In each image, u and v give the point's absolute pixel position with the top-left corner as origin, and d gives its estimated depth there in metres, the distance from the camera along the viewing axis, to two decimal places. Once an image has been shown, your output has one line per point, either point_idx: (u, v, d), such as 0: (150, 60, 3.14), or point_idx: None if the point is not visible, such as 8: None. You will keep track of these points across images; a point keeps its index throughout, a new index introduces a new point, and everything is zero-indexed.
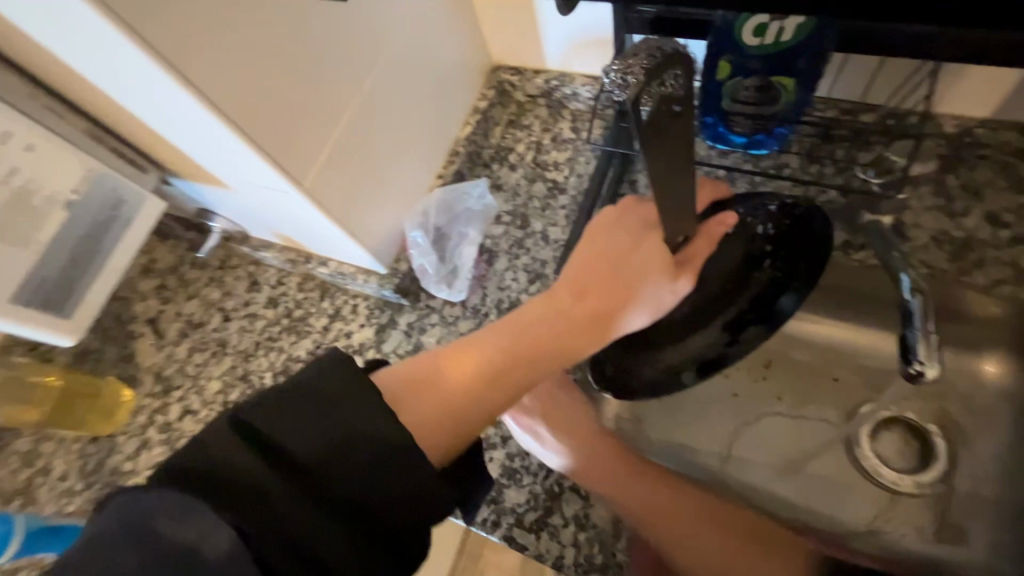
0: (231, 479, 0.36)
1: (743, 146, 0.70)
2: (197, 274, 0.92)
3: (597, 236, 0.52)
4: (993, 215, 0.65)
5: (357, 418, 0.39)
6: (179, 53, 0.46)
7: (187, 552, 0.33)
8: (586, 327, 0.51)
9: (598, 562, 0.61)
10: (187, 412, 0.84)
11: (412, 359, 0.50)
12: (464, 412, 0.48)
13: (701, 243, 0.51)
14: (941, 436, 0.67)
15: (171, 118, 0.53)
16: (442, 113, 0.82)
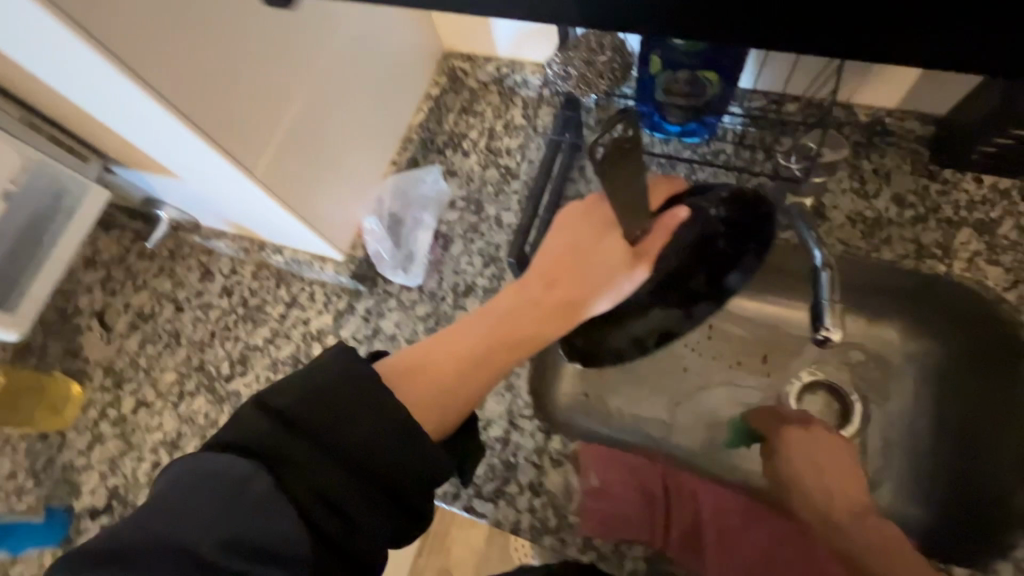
0: (265, 447, 0.41)
1: (678, 134, 0.75)
2: (146, 265, 0.90)
3: (565, 230, 0.54)
4: (899, 196, 0.72)
5: (358, 402, 0.43)
6: (117, 39, 0.45)
7: (239, 495, 0.39)
8: (558, 312, 0.53)
9: (552, 524, 0.65)
10: (141, 404, 0.83)
11: (403, 353, 0.53)
12: (455, 392, 0.51)
13: (659, 232, 0.52)
14: (859, 400, 0.75)
15: (110, 104, 0.52)
16: (394, 99, 0.82)
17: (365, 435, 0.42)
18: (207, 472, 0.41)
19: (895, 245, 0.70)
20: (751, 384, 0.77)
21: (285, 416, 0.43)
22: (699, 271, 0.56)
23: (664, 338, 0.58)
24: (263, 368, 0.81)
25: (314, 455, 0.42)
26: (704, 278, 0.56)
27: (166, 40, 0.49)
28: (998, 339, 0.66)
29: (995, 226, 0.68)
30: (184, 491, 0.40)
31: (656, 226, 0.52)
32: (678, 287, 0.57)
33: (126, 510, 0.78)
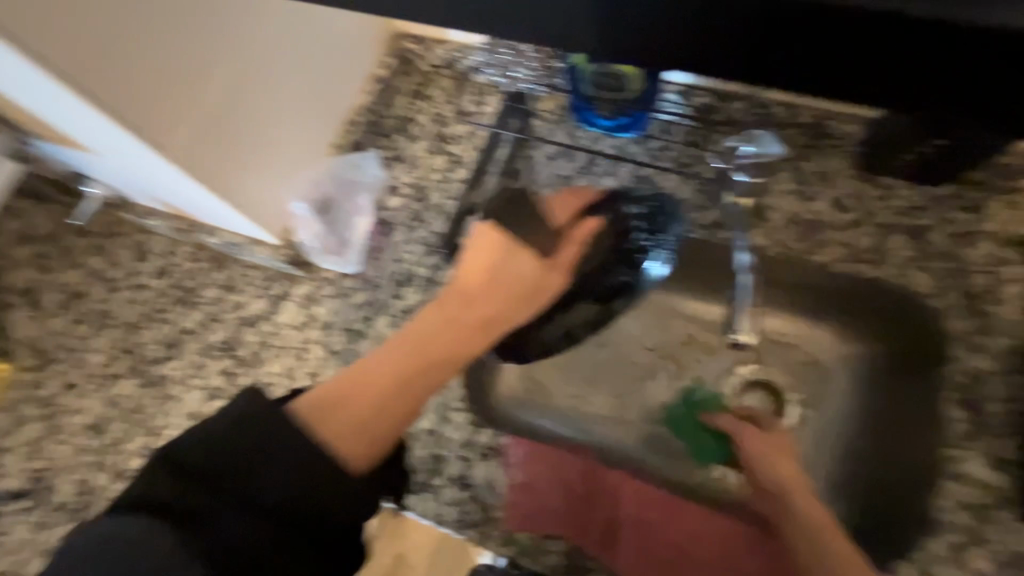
0: (168, 504, 0.39)
1: (609, 128, 0.76)
2: (77, 241, 0.87)
3: (478, 250, 0.55)
4: (839, 200, 0.72)
5: (270, 446, 0.41)
6: (3, 11, 0.43)
7: (137, 560, 0.37)
8: (482, 329, 0.52)
9: (475, 517, 0.65)
10: (67, 386, 0.80)
11: (309, 396, 0.46)
12: (376, 420, 0.46)
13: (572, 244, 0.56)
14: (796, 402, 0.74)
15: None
16: (334, 80, 0.80)
17: (266, 476, 0.41)
18: (109, 535, 0.38)
19: (829, 249, 0.71)
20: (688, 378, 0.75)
21: (192, 466, 0.40)
22: (620, 266, 0.60)
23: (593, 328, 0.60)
24: (195, 353, 0.79)
25: (224, 507, 0.40)
26: (626, 275, 0.60)
27: (62, 13, 0.46)
28: (924, 343, 0.66)
29: (927, 232, 0.69)
30: (88, 558, 0.37)
31: (567, 239, 0.56)
32: (602, 286, 0.59)
33: (47, 494, 0.75)
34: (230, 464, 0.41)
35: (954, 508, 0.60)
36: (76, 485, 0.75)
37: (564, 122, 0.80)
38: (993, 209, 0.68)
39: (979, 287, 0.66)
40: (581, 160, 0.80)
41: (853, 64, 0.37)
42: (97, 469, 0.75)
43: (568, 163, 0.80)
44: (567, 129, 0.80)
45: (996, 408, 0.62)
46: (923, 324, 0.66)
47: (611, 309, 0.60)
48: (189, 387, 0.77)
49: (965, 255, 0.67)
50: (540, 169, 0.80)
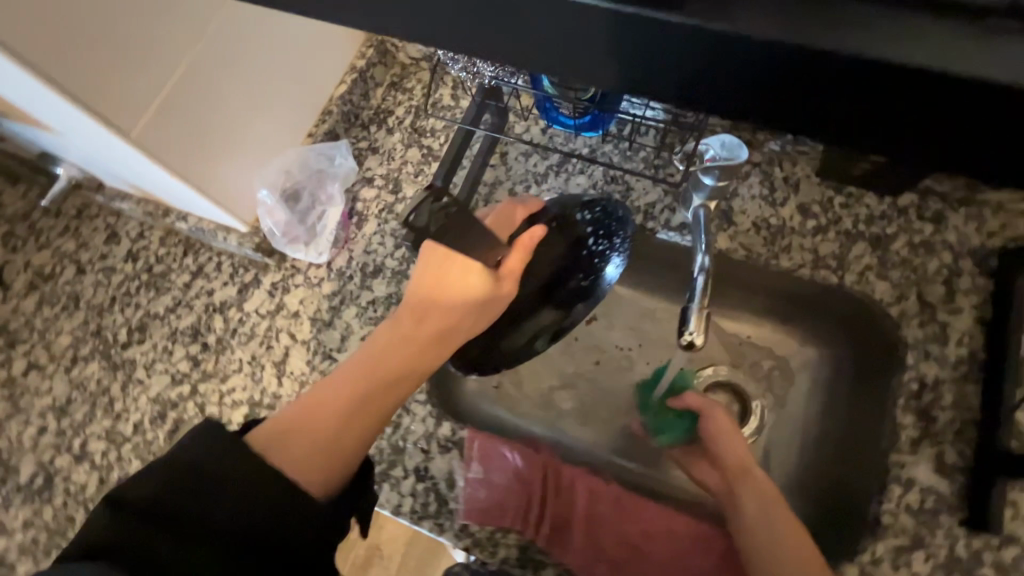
0: (126, 546, 0.39)
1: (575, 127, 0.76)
2: (50, 223, 0.87)
3: (423, 269, 0.56)
4: (805, 206, 0.73)
5: (229, 479, 0.43)
6: None
7: None
8: (432, 348, 0.55)
9: (432, 510, 0.66)
10: (33, 366, 0.80)
11: (275, 417, 0.51)
12: (337, 445, 0.49)
13: (514, 254, 0.55)
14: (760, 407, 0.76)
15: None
16: (311, 68, 0.79)
17: (230, 509, 0.42)
18: None
19: (794, 253, 0.71)
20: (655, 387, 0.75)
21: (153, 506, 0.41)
22: (575, 271, 0.60)
23: (555, 336, 0.60)
24: (162, 337, 0.79)
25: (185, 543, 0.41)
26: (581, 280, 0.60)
27: None
28: (878, 349, 0.68)
29: (888, 241, 0.70)
30: None
31: (516, 248, 0.56)
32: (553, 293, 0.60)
33: (7, 474, 0.75)
34: (200, 505, 0.42)
35: (900, 513, 0.60)
36: (36, 466, 0.75)
37: (538, 119, 0.81)
38: (952, 221, 0.69)
39: (936, 297, 0.67)
40: (554, 158, 0.80)
41: (805, 109, 0.31)
42: (58, 450, 0.75)
43: (541, 160, 0.81)
44: (541, 127, 0.81)
45: (945, 416, 0.63)
46: (878, 330, 0.68)
47: (570, 316, 0.60)
48: (154, 371, 0.77)
49: (923, 265, 0.68)
50: (514, 165, 0.81)
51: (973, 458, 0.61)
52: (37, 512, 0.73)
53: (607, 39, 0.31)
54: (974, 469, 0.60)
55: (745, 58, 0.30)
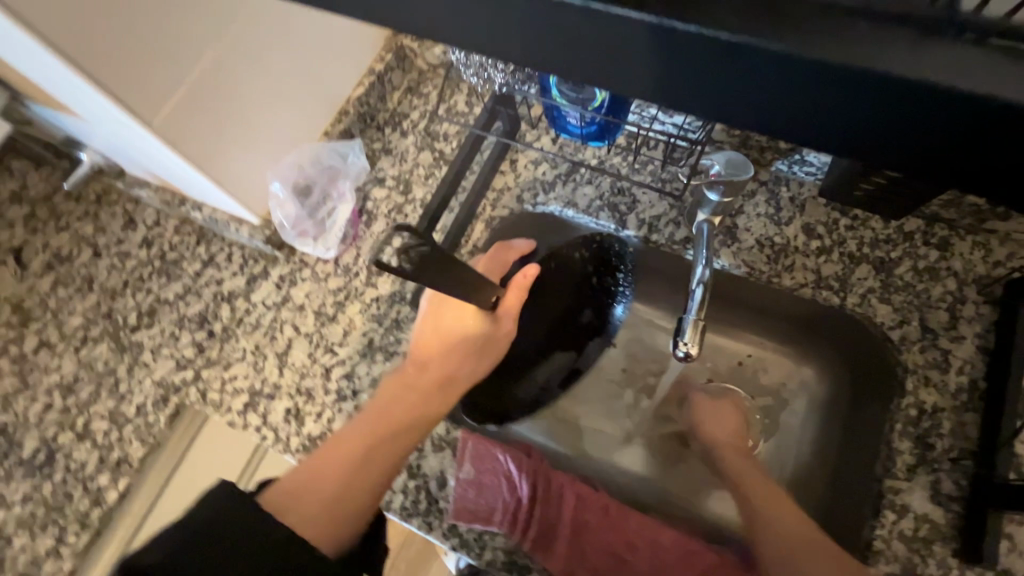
0: None
1: (582, 137, 0.77)
2: (72, 207, 0.90)
3: (427, 321, 0.64)
4: (809, 226, 0.73)
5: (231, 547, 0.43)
6: None
7: None
8: (439, 394, 0.60)
9: (421, 507, 0.66)
10: (43, 345, 0.82)
11: (292, 472, 0.54)
12: (348, 497, 0.51)
13: (513, 292, 0.63)
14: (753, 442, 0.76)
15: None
16: (330, 70, 0.81)
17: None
18: None
19: (796, 273, 0.72)
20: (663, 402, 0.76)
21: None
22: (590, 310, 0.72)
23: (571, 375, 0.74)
24: (170, 323, 0.80)
25: None
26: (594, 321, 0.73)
27: None
28: (880, 374, 0.67)
29: (892, 265, 0.70)
30: None
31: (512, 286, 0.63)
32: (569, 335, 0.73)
33: (11, 449, 0.77)
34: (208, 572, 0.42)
35: (892, 539, 0.60)
36: (40, 441, 0.76)
37: (549, 128, 0.83)
38: (957, 248, 0.69)
39: (938, 323, 0.66)
40: (563, 168, 0.82)
41: (789, 118, 0.30)
42: (62, 428, 0.76)
43: (550, 169, 0.82)
44: (551, 137, 0.82)
45: (941, 443, 0.62)
46: (881, 354, 0.67)
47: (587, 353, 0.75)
48: (160, 355, 0.78)
49: (927, 290, 0.68)
50: (523, 173, 0.83)
51: (969, 487, 0.60)
52: (36, 488, 0.74)
53: (580, 28, 0.30)
54: (969, 498, 0.59)
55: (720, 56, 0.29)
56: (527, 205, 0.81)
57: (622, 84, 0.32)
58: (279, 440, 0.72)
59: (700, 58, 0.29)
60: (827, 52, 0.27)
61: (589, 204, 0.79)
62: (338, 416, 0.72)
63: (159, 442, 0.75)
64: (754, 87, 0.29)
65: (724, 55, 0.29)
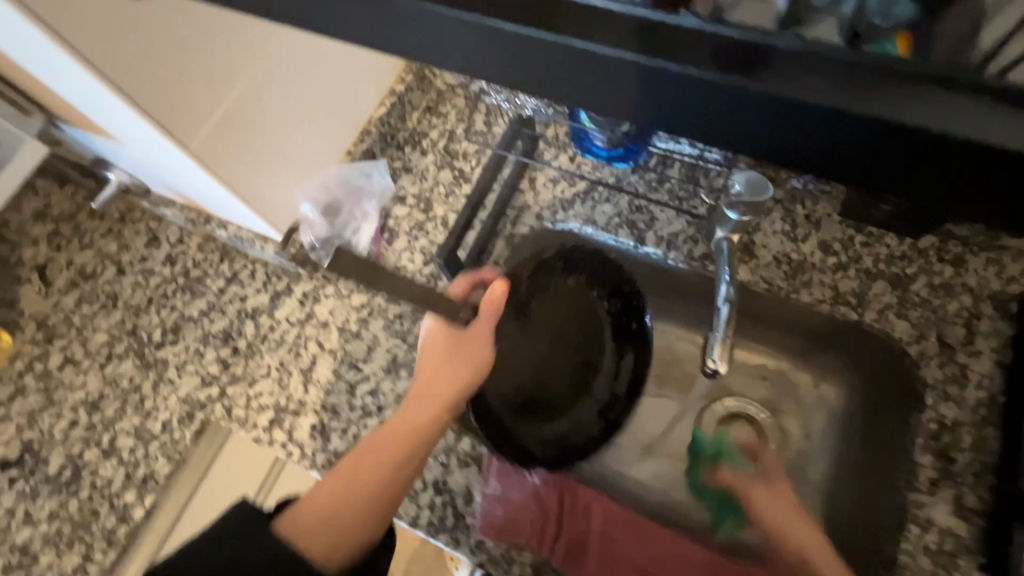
0: None
1: (607, 158, 0.80)
2: (95, 225, 0.91)
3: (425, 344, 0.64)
4: (825, 243, 0.75)
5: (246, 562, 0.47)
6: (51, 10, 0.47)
7: None
8: (437, 407, 0.59)
9: (448, 523, 0.67)
10: (68, 362, 0.83)
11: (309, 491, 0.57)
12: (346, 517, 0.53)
13: (485, 311, 0.62)
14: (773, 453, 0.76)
15: (33, 59, 0.53)
16: (353, 92, 0.83)
17: None
18: None
19: (814, 289, 0.73)
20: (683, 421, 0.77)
21: None
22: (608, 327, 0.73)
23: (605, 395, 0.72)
24: (195, 339, 0.81)
25: None
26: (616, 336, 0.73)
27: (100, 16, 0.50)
28: (899, 389, 0.68)
29: (908, 281, 0.71)
30: None
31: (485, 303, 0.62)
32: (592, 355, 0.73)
33: (36, 466, 0.77)
34: None
35: (918, 553, 0.61)
36: (65, 458, 0.77)
37: (567, 147, 0.84)
38: (972, 264, 0.70)
39: (955, 338, 0.68)
40: (581, 186, 0.83)
41: (804, 148, 0.33)
42: (87, 444, 0.77)
43: (568, 188, 0.84)
44: (569, 155, 0.84)
45: (962, 457, 0.63)
46: (899, 368, 0.68)
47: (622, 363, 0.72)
48: (185, 372, 0.79)
49: (943, 306, 0.69)
50: (542, 191, 0.84)
51: (991, 500, 0.61)
52: (62, 505, 0.74)
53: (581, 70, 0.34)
54: (992, 512, 0.60)
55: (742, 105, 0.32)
56: (546, 223, 0.83)
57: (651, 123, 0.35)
58: (305, 456, 0.72)
59: (726, 103, 0.32)
60: (839, 101, 0.30)
61: (608, 222, 0.81)
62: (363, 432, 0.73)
63: (184, 458, 0.75)
64: (780, 128, 0.32)
65: (745, 102, 0.32)
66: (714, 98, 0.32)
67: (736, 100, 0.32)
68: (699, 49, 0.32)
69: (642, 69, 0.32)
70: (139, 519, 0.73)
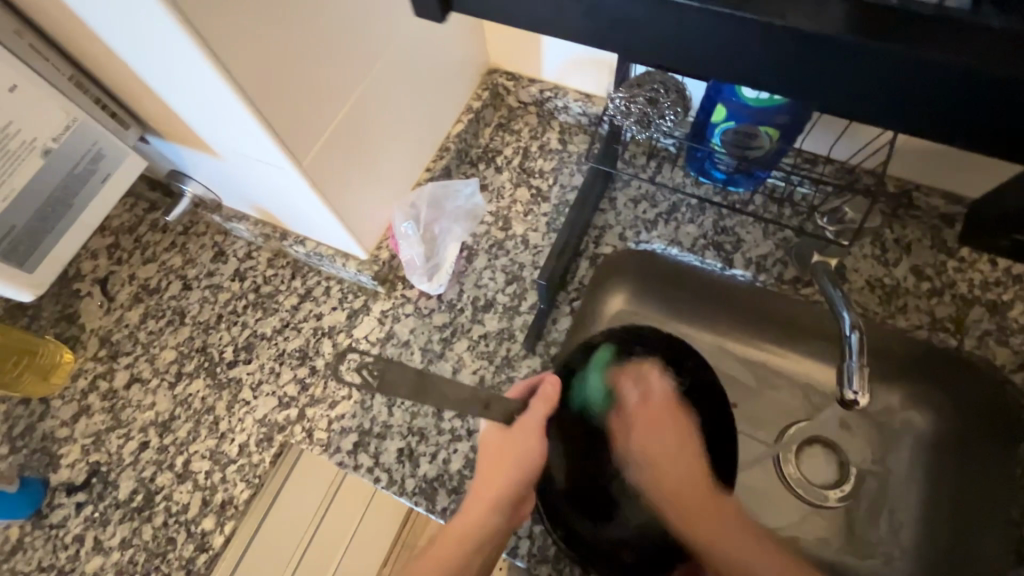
0: None
1: (721, 182, 0.78)
2: (158, 237, 0.88)
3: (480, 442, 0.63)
4: (917, 268, 0.75)
5: None
6: (212, 26, 0.45)
7: None
8: (495, 509, 0.59)
9: (550, 553, 0.65)
10: (135, 380, 0.80)
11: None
12: None
13: (535, 404, 0.59)
14: (873, 481, 0.72)
15: (156, 69, 0.51)
16: (438, 106, 0.82)
17: None
18: None
19: (910, 314, 0.73)
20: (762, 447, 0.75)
21: None
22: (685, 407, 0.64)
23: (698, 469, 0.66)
24: (269, 358, 0.79)
25: None
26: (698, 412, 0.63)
27: (250, 34, 0.48)
28: (997, 415, 0.67)
29: (1005, 308, 0.71)
30: None
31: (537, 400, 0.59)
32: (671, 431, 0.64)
33: (106, 490, 0.74)
34: None
35: None
36: (137, 482, 0.74)
37: (647, 167, 0.84)
38: None
39: None
40: (663, 206, 0.83)
41: None
42: (159, 468, 0.74)
43: (650, 208, 0.83)
44: (650, 175, 0.83)
45: None
46: (1006, 394, 0.67)
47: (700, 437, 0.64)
48: (261, 393, 0.77)
49: None
50: (622, 211, 0.83)
51: None
52: (135, 532, 0.71)
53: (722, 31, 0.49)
54: None
55: (976, 95, 0.33)
56: (629, 243, 0.81)
57: (868, 108, 0.36)
58: (393, 482, 0.70)
59: (954, 86, 0.33)
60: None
61: (693, 243, 0.80)
62: (451, 457, 0.71)
63: (262, 482, 0.72)
64: (1009, 114, 0.33)
65: (977, 84, 0.32)
66: (942, 82, 0.33)
67: (963, 81, 0.32)
68: (926, 36, 0.32)
69: (872, 52, 0.33)
70: (217, 547, 0.70)
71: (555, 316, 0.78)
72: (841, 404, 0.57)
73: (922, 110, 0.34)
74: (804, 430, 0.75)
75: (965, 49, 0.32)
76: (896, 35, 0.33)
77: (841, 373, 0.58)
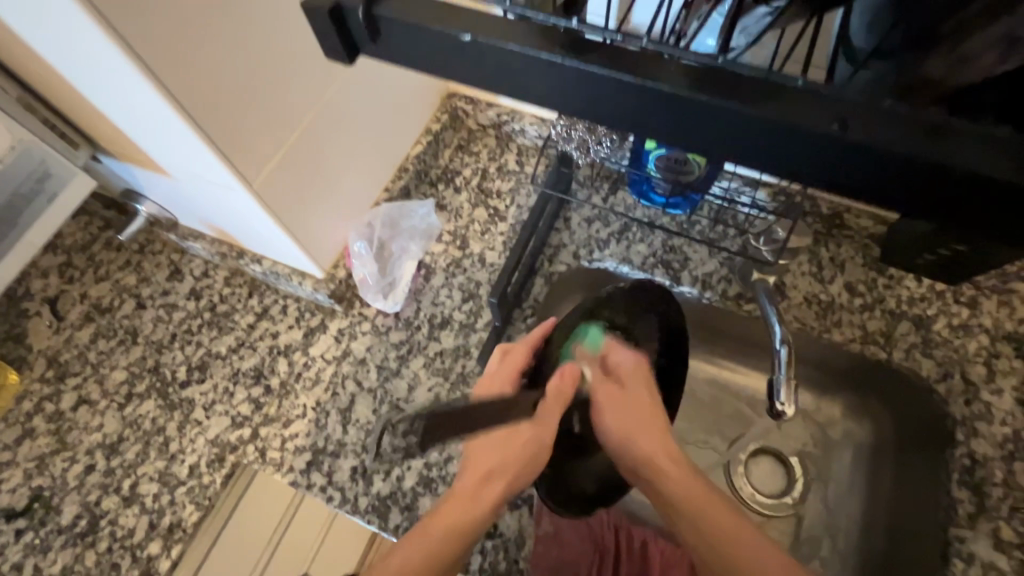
0: None
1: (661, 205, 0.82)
2: (112, 256, 0.87)
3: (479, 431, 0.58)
4: (850, 285, 0.79)
5: None
6: (156, 53, 0.46)
7: None
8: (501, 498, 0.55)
9: (501, 569, 0.66)
10: (83, 402, 0.78)
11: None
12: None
13: (552, 401, 0.55)
14: (815, 491, 0.75)
15: (98, 90, 0.52)
16: (394, 129, 0.84)
17: None
18: None
19: (844, 328, 0.77)
20: (710, 458, 0.77)
21: None
22: None
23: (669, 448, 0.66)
24: (223, 378, 0.78)
25: None
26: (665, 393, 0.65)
27: (197, 63, 0.50)
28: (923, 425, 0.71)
29: (930, 322, 0.76)
30: None
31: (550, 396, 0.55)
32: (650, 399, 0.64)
33: (48, 515, 0.72)
34: None
35: None
36: (81, 507, 0.72)
37: (600, 188, 0.87)
38: (985, 306, 0.75)
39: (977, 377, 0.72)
40: (615, 226, 0.86)
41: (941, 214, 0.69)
42: (105, 491, 0.73)
43: (603, 228, 0.86)
44: (603, 196, 0.86)
45: None
46: (928, 403, 0.71)
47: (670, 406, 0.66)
48: (214, 413, 0.76)
49: (963, 345, 0.74)
50: (576, 231, 0.86)
51: None
52: (77, 558, 0.69)
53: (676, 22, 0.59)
54: None
55: (879, 163, 0.32)
56: (583, 262, 0.84)
57: (757, 163, 0.36)
58: (347, 500, 0.70)
59: (836, 152, 0.33)
60: (993, 165, 0.31)
61: (643, 261, 0.83)
62: (405, 474, 0.72)
63: (212, 504, 0.71)
64: (901, 182, 0.33)
65: (871, 151, 0.32)
66: (833, 152, 0.33)
67: (848, 151, 0.32)
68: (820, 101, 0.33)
69: (763, 118, 0.33)
70: (164, 571, 0.69)
71: (511, 333, 0.80)
72: (771, 415, 0.60)
73: (830, 169, 0.34)
74: (752, 442, 0.78)
75: (861, 118, 0.32)
76: (795, 96, 0.33)
77: (772, 388, 0.61)
